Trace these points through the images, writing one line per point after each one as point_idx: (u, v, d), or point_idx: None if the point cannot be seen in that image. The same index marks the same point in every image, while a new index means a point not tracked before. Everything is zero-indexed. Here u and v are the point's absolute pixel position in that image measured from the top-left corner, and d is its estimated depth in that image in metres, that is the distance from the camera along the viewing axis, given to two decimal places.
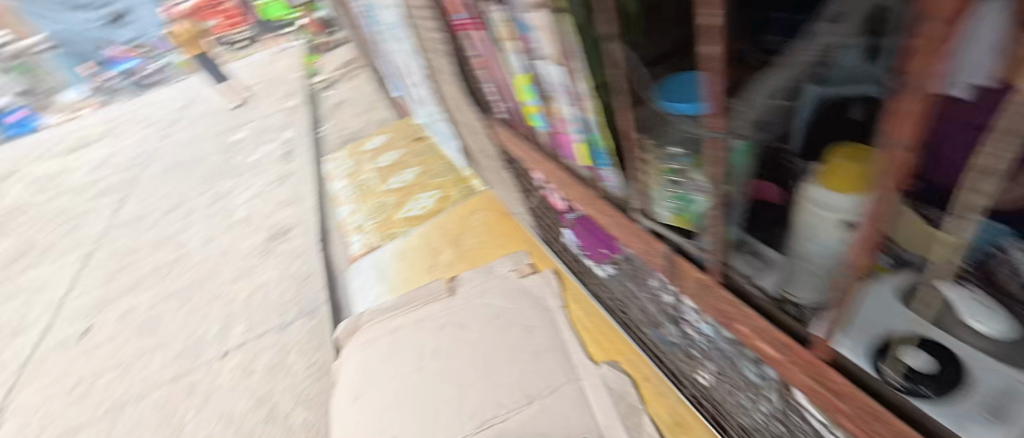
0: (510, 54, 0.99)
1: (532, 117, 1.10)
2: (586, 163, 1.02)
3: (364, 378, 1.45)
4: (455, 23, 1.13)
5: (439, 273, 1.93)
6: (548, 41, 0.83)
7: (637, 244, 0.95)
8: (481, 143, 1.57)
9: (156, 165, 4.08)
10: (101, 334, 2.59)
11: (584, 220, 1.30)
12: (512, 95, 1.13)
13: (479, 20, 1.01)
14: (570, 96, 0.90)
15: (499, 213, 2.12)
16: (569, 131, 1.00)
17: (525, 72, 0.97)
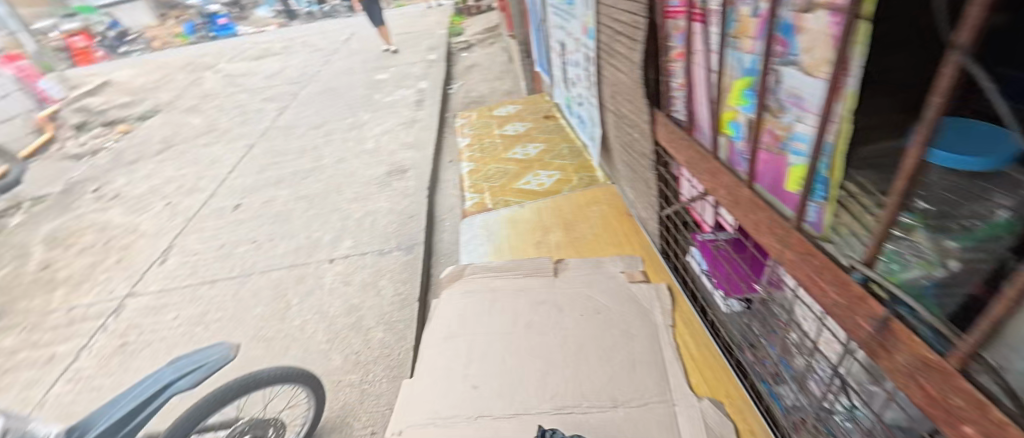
0: (734, 52, 0.89)
1: (730, 124, 0.97)
2: (792, 188, 0.83)
3: (459, 324, 1.53)
4: (669, 9, 1.08)
5: (549, 256, 1.71)
6: (806, 45, 0.69)
7: (830, 298, 0.74)
8: (629, 139, 1.51)
9: (316, 89, 5.24)
10: (249, 209, 3.62)
11: (735, 245, 1.20)
12: (710, 97, 1.02)
13: (708, 11, 0.93)
14: (798, 113, 0.76)
15: (621, 210, 1.85)
16: (776, 150, 0.85)
17: (749, 74, 0.86)
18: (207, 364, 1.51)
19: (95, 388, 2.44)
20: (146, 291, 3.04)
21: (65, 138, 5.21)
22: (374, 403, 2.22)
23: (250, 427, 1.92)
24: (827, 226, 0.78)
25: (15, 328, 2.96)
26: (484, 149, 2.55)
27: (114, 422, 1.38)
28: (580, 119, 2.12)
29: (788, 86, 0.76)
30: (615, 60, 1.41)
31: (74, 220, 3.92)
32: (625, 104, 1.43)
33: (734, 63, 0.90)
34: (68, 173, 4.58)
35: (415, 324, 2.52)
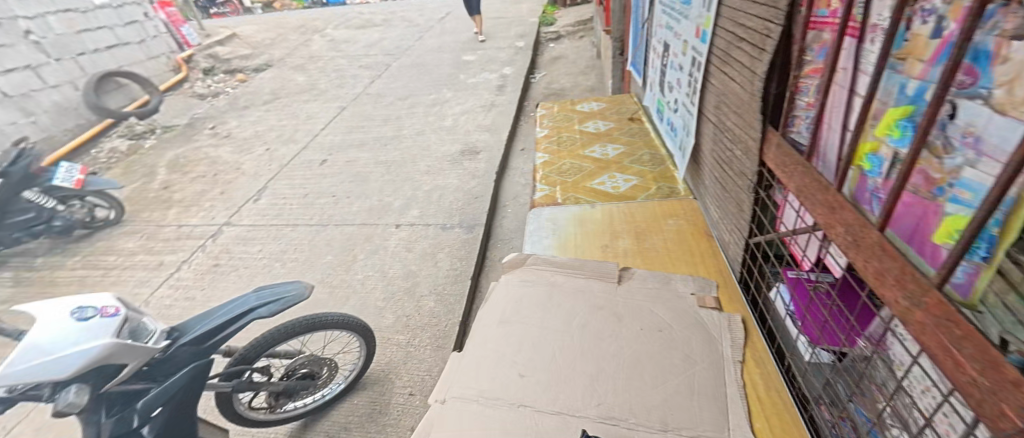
0: (894, 77, 0.80)
1: (868, 158, 0.89)
2: (941, 240, 0.74)
3: (513, 312, 1.52)
4: (815, 20, 0.99)
5: (614, 263, 1.62)
6: (1009, 78, 0.61)
7: (962, 370, 0.65)
8: (727, 154, 1.41)
9: (407, 62, 5.44)
10: (333, 165, 3.86)
11: (837, 291, 1.08)
12: (849, 125, 0.94)
13: (870, 26, 0.84)
14: (976, 156, 0.67)
15: (701, 228, 1.70)
16: (930, 193, 0.76)
17: (910, 103, 0.77)
18: (284, 298, 1.90)
19: (189, 298, 2.86)
20: (241, 222, 3.45)
21: (195, 78, 5.72)
22: (415, 367, 2.31)
23: (308, 362, 2.09)
24: (978, 295, 0.70)
25: (137, 235, 3.50)
26: (561, 140, 2.44)
27: (208, 330, 1.79)
28: (670, 125, 1.95)
29: (968, 124, 0.67)
30: (731, 67, 1.30)
31: (191, 150, 4.41)
32: (733, 115, 1.33)
33: (890, 88, 0.82)
34: (192, 109, 5.15)
35: (465, 301, 2.57)
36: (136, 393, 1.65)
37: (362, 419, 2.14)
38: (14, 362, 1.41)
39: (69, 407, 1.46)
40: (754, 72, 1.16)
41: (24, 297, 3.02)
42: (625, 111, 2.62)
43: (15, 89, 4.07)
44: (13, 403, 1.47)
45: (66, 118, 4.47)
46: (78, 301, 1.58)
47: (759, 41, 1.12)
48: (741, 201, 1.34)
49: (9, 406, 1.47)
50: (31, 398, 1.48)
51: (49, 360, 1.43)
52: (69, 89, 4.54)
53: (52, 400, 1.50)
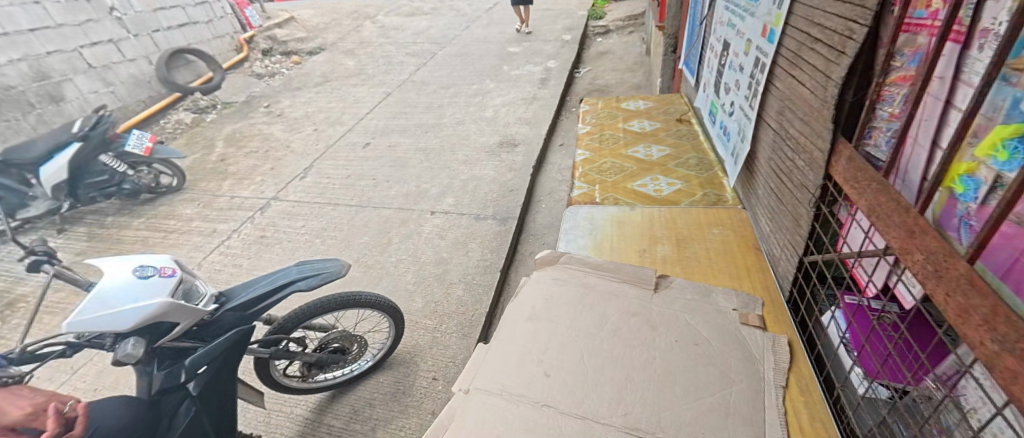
0: (1005, 90, 0.74)
1: (962, 180, 0.82)
2: None
3: (542, 310, 1.49)
4: (910, 22, 0.91)
5: (652, 269, 1.55)
6: None
7: None
8: (786, 164, 1.32)
9: (452, 51, 5.47)
10: (376, 149, 3.92)
11: (910, 321, 1.02)
12: (940, 140, 0.87)
13: (978, 32, 0.77)
14: None
15: (748, 241, 1.60)
16: None
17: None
18: (322, 274, 1.95)
19: (236, 265, 3.07)
20: (287, 198, 3.61)
21: (255, 58, 5.94)
22: (440, 353, 2.32)
23: (340, 338, 2.14)
24: None
25: (194, 203, 3.73)
26: (604, 138, 2.37)
27: (251, 298, 1.87)
28: (722, 129, 1.85)
29: None
30: (801, 71, 1.21)
31: (246, 126, 4.60)
32: (798, 122, 1.24)
33: (998, 103, 0.75)
34: (250, 87, 5.38)
35: (493, 292, 2.55)
36: (185, 351, 1.74)
37: (387, 397, 2.18)
38: (81, 311, 1.50)
39: (127, 357, 1.56)
40: (829, 76, 1.08)
41: (94, 252, 3.29)
42: (673, 111, 2.51)
43: (98, 61, 4.41)
44: (79, 349, 1.58)
45: (140, 90, 4.78)
46: (139, 259, 1.67)
47: (838, 43, 1.04)
48: (799, 215, 1.25)
49: (75, 351, 1.57)
50: (94, 346, 1.60)
51: (112, 311, 1.52)
52: (144, 63, 4.83)
53: (111, 350, 1.59)
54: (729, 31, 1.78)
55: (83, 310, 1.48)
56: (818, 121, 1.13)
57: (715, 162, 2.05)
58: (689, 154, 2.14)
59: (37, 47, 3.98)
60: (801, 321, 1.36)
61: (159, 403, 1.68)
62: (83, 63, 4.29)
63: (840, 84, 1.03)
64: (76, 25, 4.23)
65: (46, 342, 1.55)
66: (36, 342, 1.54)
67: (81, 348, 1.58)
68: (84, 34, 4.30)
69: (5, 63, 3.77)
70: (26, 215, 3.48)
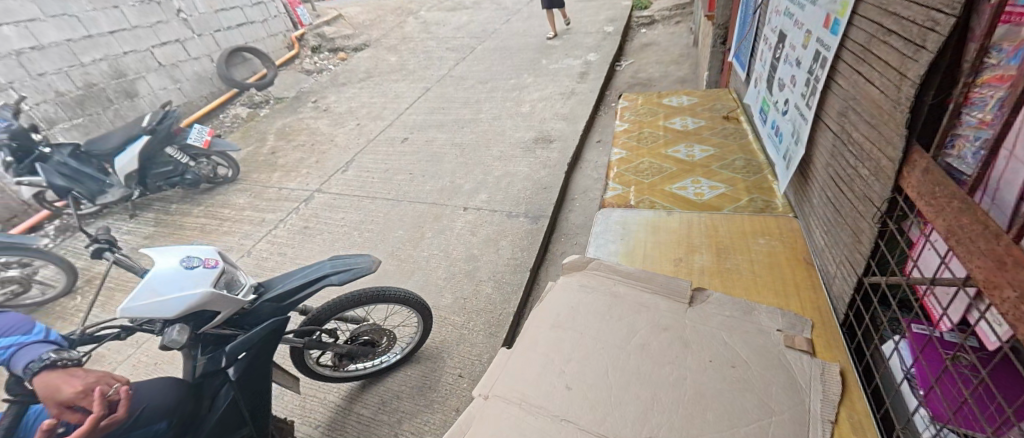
0: None
1: None
2: None
3: (568, 318, 1.42)
4: None
5: (687, 281, 1.44)
6: None
7: None
8: (848, 173, 1.18)
9: (490, 45, 5.42)
10: (413, 144, 3.95)
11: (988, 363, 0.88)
12: None
13: None
14: None
15: (799, 253, 1.45)
16: None
17: None
18: (353, 269, 1.89)
19: (281, 253, 3.22)
20: (329, 190, 3.70)
21: (305, 55, 6.09)
22: (466, 350, 2.29)
23: (371, 330, 2.12)
24: None
25: (247, 193, 3.92)
26: (642, 136, 2.25)
27: (288, 289, 1.82)
28: (775, 129, 1.70)
29: None
30: (870, 67, 1.06)
31: (295, 121, 4.74)
32: (864, 126, 1.10)
33: None
34: (300, 83, 5.55)
35: (522, 291, 2.50)
36: (226, 337, 1.71)
37: (413, 391, 2.17)
38: (132, 297, 1.50)
39: (172, 342, 1.52)
40: (904, 74, 0.94)
41: (159, 237, 3.57)
42: (720, 108, 2.34)
43: (166, 60, 4.74)
44: (132, 332, 1.52)
45: (203, 86, 5.07)
46: (186, 250, 1.67)
47: (918, 36, 0.90)
48: (861, 230, 1.11)
49: (128, 335, 1.51)
50: (146, 331, 1.56)
51: (159, 299, 1.51)
52: (207, 62, 5.10)
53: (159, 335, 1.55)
54: (787, 21, 1.61)
55: (133, 295, 1.48)
56: (889, 125, 0.98)
57: (764, 164, 1.88)
58: (735, 154, 1.98)
59: (116, 47, 4.35)
60: (857, 348, 1.22)
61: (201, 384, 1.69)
62: (155, 62, 4.66)
63: (920, 81, 0.89)
64: (148, 27, 4.56)
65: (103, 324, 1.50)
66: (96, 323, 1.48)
67: (135, 331, 1.52)
68: (155, 35, 4.62)
69: (89, 62, 4.17)
70: (104, 200, 3.72)
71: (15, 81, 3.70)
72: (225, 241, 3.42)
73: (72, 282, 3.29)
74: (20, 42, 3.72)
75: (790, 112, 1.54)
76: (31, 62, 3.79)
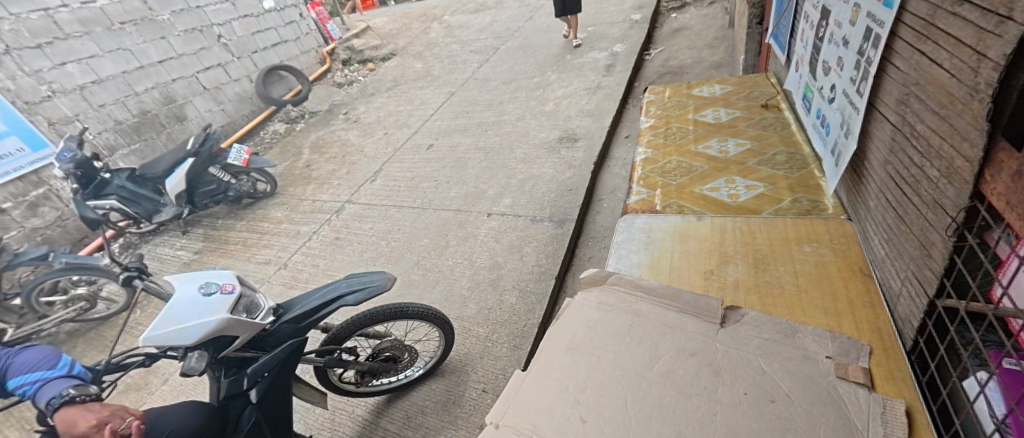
0: None
1: None
2: None
3: (586, 340, 1.29)
4: None
5: (718, 299, 1.28)
6: None
7: None
8: (912, 172, 0.98)
9: (514, 44, 5.30)
10: (438, 150, 3.91)
11: None
12: None
13: None
14: None
15: (854, 262, 1.25)
16: None
17: None
18: (368, 288, 1.79)
19: (314, 265, 3.28)
20: (359, 201, 3.73)
21: (336, 68, 6.13)
22: (490, 364, 2.21)
23: (393, 346, 2.06)
24: None
25: (284, 206, 4.02)
26: (669, 133, 2.08)
27: (306, 310, 1.75)
28: (821, 119, 1.48)
29: None
30: (936, 45, 0.87)
31: (328, 134, 4.83)
32: (931, 115, 0.90)
33: None
34: (332, 96, 5.60)
35: (547, 301, 2.38)
36: (248, 360, 1.66)
37: (438, 406, 2.11)
38: (153, 326, 1.46)
39: (190, 369, 1.48)
40: (985, 53, 0.74)
41: (207, 253, 3.75)
42: (757, 96, 2.12)
43: (210, 83, 4.95)
44: (157, 359, 1.48)
45: (244, 106, 5.26)
46: (204, 275, 1.62)
47: (1001, 4, 0.71)
48: (931, 243, 0.92)
49: (153, 361, 1.47)
50: (169, 357, 1.51)
51: (177, 328, 1.46)
52: (247, 82, 5.27)
53: (182, 360, 1.52)
54: None
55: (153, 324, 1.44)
56: (968, 118, 0.79)
57: (811, 157, 1.67)
58: (775, 148, 1.77)
59: (165, 75, 4.60)
60: (927, 379, 1.03)
61: (228, 407, 1.64)
62: (200, 86, 4.87)
63: (1009, 57, 0.69)
64: (192, 53, 4.78)
65: (127, 352, 1.46)
66: (121, 352, 1.44)
67: (159, 357, 1.49)
68: (199, 61, 4.85)
69: (142, 91, 4.45)
70: (160, 219, 3.97)
71: (80, 114, 4.04)
72: (264, 255, 3.52)
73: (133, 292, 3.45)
74: (82, 77, 4.05)
75: (838, 100, 1.33)
76: (92, 95, 4.12)
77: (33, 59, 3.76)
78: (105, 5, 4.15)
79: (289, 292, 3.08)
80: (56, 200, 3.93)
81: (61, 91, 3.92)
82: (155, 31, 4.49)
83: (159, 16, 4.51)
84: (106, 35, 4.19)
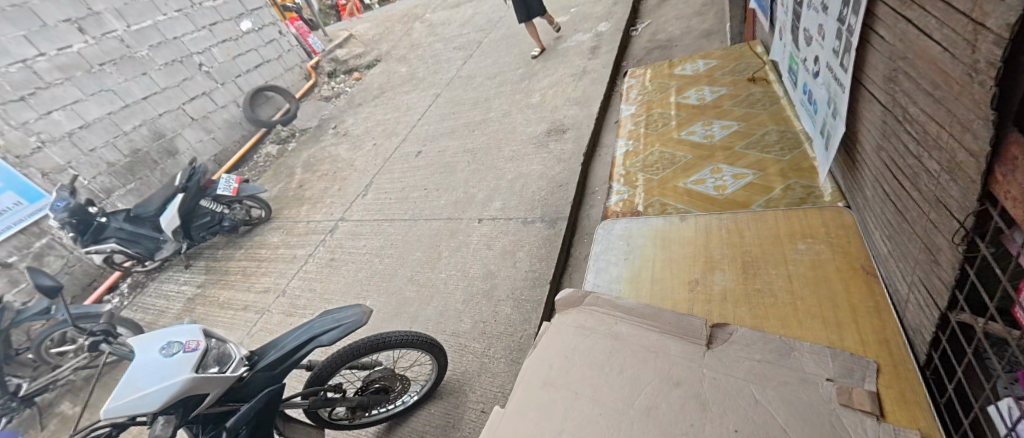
0: None
1: None
2: None
3: (563, 372, 1.16)
4: None
5: (703, 317, 1.17)
6: None
7: None
8: (908, 160, 0.84)
9: (497, 36, 5.13)
10: (426, 157, 3.79)
11: None
12: None
13: None
14: None
15: (854, 259, 1.17)
16: None
17: None
18: (343, 325, 1.70)
19: (311, 289, 3.22)
20: (352, 217, 3.65)
21: (322, 82, 6.04)
22: (488, 382, 2.10)
23: (382, 377, 1.99)
24: None
25: (280, 230, 3.98)
26: (651, 120, 2.03)
27: (285, 352, 1.68)
28: (807, 95, 1.35)
29: None
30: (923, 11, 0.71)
31: (319, 151, 4.74)
32: (924, 97, 0.75)
33: None
34: (321, 110, 5.52)
35: (543, 309, 2.25)
36: (226, 413, 1.59)
37: (437, 431, 2.02)
38: (114, 397, 1.40)
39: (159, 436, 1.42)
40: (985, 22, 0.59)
41: (210, 285, 3.74)
42: (744, 68, 2.08)
43: (197, 113, 4.92)
44: (124, 429, 1.41)
45: (235, 131, 5.22)
46: (168, 334, 1.57)
47: None
48: (936, 246, 0.79)
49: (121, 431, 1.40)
50: (137, 424, 1.43)
51: (138, 394, 1.40)
52: (234, 107, 5.23)
53: (151, 425, 1.44)
54: None
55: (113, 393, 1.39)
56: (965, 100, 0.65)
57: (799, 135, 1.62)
58: (762, 129, 1.72)
59: (151, 111, 4.58)
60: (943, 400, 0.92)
61: None
62: (188, 117, 4.85)
63: (1017, 26, 0.53)
64: (176, 86, 4.74)
65: (92, 426, 1.38)
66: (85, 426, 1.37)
67: (127, 427, 1.41)
68: (184, 92, 4.82)
69: (130, 130, 4.43)
70: (162, 256, 3.97)
71: (72, 161, 4.06)
72: (263, 283, 3.48)
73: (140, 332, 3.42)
74: (69, 124, 4.04)
75: (822, 75, 1.18)
76: (82, 140, 4.12)
77: (18, 112, 3.77)
78: (81, 48, 4.11)
79: (288, 320, 3.02)
80: (58, 248, 3.94)
81: (50, 140, 3.93)
82: (135, 68, 4.45)
83: (138, 52, 4.47)
84: (86, 79, 4.15)
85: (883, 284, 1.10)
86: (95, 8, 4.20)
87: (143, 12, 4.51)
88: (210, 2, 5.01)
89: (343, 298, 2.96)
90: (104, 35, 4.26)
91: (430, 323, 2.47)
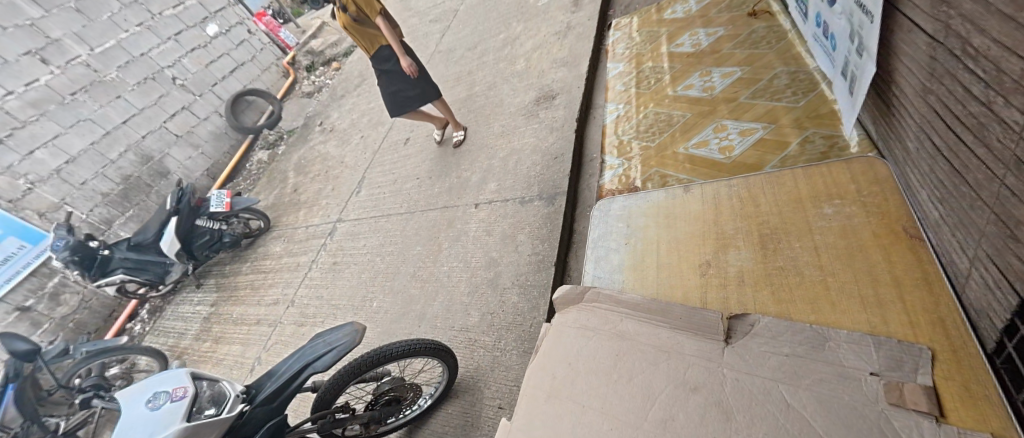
0: None
1: None
2: None
3: (567, 384, 1.02)
4: None
5: (716, 309, 1.07)
6: None
7: None
8: (970, 108, 0.85)
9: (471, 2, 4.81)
10: (415, 144, 3.61)
11: None
12: None
13: None
14: None
15: (895, 221, 1.10)
16: None
17: None
18: (336, 347, 1.59)
19: (318, 296, 3.14)
20: (349, 217, 3.53)
21: (302, 78, 5.82)
22: (502, 376, 2.00)
23: (392, 388, 1.92)
24: None
25: (281, 239, 3.89)
26: (642, 78, 2.16)
27: (283, 382, 1.59)
28: (823, 26, 1.40)
29: None
30: None
31: (308, 151, 4.59)
32: (995, 23, 0.74)
33: None
34: (305, 107, 5.33)
35: (550, 294, 2.12)
36: None
37: (456, 432, 1.95)
38: None
39: None
40: None
41: (222, 303, 3.70)
42: (740, 4, 2.13)
43: (181, 129, 4.79)
44: None
45: (222, 142, 5.11)
46: (157, 382, 1.53)
47: None
48: (1018, 219, 0.77)
49: None
50: None
51: None
52: (217, 118, 5.09)
53: None
54: None
55: None
56: None
57: (807, 72, 1.65)
58: (761, 73, 1.77)
59: (134, 134, 4.46)
60: None
61: None
62: (172, 135, 4.72)
63: None
64: (153, 104, 4.59)
65: None
66: None
67: None
68: (163, 110, 4.67)
69: (117, 157, 4.33)
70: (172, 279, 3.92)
71: (67, 197, 4.00)
72: (271, 296, 3.41)
73: (164, 360, 3.34)
74: (54, 161, 3.95)
75: (843, 3, 1.21)
76: (71, 174, 4.04)
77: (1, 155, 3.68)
78: (49, 80, 3.94)
79: (300, 331, 2.96)
80: (73, 285, 3.90)
81: (40, 180, 3.86)
82: (108, 92, 4.29)
83: (108, 76, 4.30)
84: (62, 111, 4.02)
85: (931, 250, 1.03)
86: (53, 36, 4.00)
87: (104, 32, 4.32)
88: (170, 11, 4.79)
89: (349, 303, 2.88)
90: (69, 63, 4.08)
91: (437, 321, 2.37)
